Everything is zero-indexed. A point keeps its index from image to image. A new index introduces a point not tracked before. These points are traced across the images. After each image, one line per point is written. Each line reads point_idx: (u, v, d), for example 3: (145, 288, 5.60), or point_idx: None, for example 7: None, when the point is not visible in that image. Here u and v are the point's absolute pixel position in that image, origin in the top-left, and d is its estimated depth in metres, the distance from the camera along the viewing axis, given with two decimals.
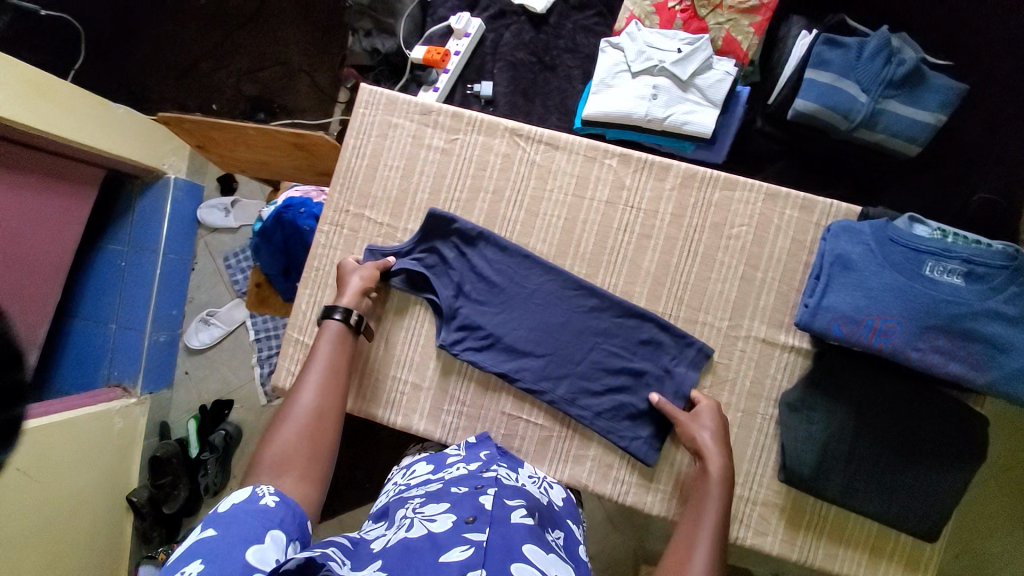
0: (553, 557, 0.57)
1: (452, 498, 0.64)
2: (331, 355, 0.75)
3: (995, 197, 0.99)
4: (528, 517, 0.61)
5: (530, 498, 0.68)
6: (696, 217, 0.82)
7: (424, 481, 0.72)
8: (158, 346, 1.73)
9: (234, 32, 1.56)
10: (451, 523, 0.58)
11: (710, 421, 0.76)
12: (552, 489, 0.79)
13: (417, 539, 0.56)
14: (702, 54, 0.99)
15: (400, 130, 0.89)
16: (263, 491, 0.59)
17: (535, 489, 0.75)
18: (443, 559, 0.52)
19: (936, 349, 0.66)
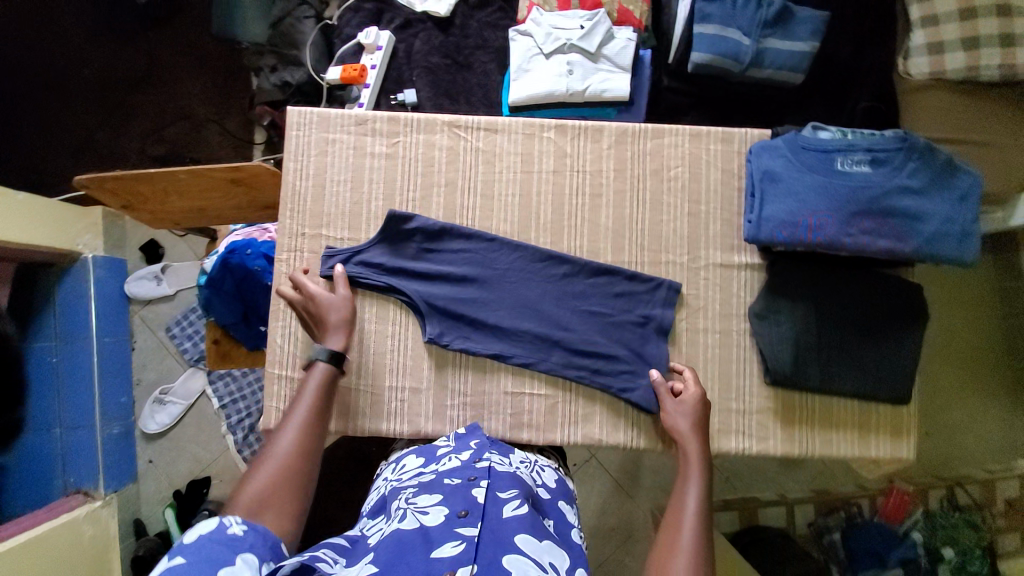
0: (546, 542, 0.57)
1: (446, 491, 0.63)
2: (317, 397, 0.72)
3: (874, 104, 1.13)
4: (522, 506, 0.61)
5: (525, 485, 0.68)
6: (637, 167, 0.89)
7: (416, 474, 0.71)
8: (113, 439, 1.59)
9: (125, 93, 1.47)
10: (444, 517, 0.57)
11: (695, 404, 0.79)
12: (545, 471, 0.80)
13: (408, 532, 0.56)
14: (602, 27, 1.07)
15: (339, 144, 0.90)
16: (231, 520, 0.54)
17: (528, 473, 0.74)
18: (434, 555, 0.52)
19: (865, 232, 0.76)
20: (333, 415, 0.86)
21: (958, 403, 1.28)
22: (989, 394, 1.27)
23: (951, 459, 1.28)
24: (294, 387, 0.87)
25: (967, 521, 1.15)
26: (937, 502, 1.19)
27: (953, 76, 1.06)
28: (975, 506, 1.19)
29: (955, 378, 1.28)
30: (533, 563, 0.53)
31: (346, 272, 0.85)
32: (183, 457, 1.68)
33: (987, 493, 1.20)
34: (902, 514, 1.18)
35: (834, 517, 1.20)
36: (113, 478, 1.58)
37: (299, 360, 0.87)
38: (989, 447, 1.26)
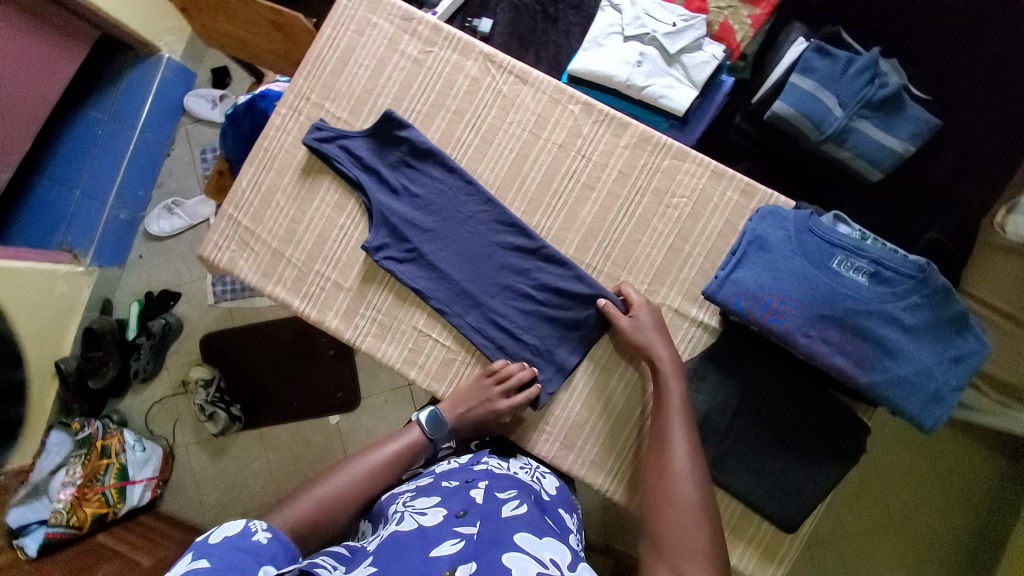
0: (546, 541, 0.58)
1: (442, 493, 0.67)
2: (393, 459, 0.75)
3: (947, 239, 1.03)
4: (518, 508, 0.64)
5: (522, 487, 0.71)
6: (642, 179, 0.83)
7: (414, 477, 0.75)
8: (115, 221, 1.74)
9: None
10: (441, 517, 0.61)
11: (648, 315, 0.78)
12: (546, 480, 0.79)
13: (407, 531, 0.59)
14: (694, 32, 0.99)
15: (378, 31, 0.89)
16: (256, 527, 0.58)
17: (526, 476, 0.75)
18: (434, 553, 0.54)
19: (826, 343, 0.68)
20: (258, 271, 0.89)
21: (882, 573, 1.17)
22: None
23: None
24: (237, 231, 0.90)
25: None
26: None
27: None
28: None
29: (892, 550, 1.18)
30: (533, 559, 0.54)
31: (328, 151, 0.86)
32: (167, 266, 1.80)
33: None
34: None
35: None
36: (103, 254, 1.74)
37: (252, 208, 0.90)
38: None
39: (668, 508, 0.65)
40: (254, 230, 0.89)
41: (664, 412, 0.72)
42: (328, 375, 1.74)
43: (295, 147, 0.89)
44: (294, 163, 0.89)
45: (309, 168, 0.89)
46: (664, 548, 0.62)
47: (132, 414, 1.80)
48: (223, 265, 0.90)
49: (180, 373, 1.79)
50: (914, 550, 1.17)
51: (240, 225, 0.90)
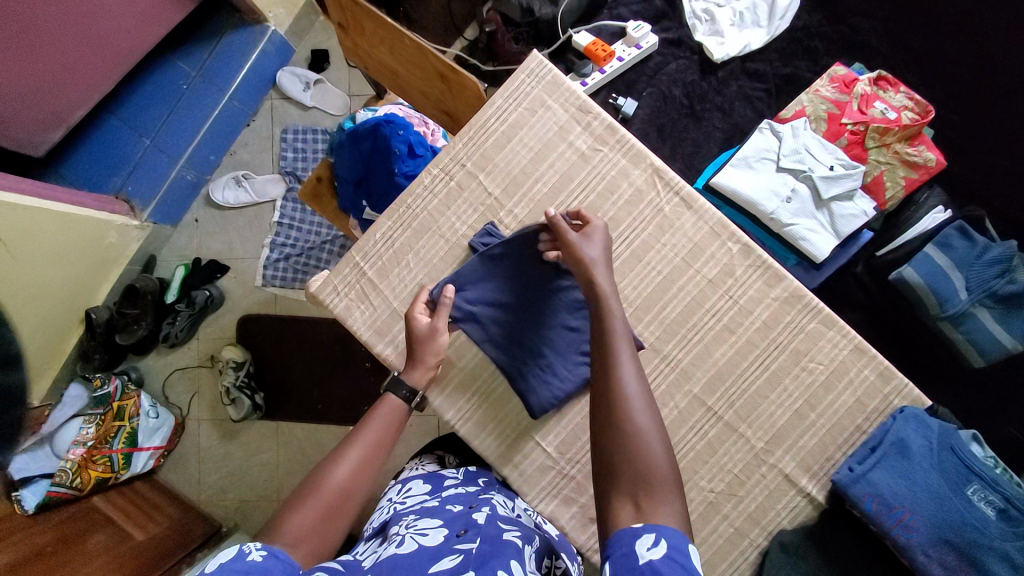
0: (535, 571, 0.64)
1: (445, 517, 0.73)
2: (381, 432, 0.71)
3: (1020, 436, 1.05)
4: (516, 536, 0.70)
5: (522, 524, 0.76)
6: (783, 336, 0.82)
7: (421, 500, 0.82)
8: (181, 181, 1.68)
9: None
10: (442, 538, 0.67)
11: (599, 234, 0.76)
12: (543, 524, 0.85)
13: (409, 550, 0.64)
14: (850, 182, 0.97)
15: (550, 114, 0.86)
16: (249, 547, 0.55)
17: (528, 520, 0.81)
18: (434, 571, 0.59)
19: (945, 568, 0.68)
20: (374, 327, 0.86)
21: None
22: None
23: None
24: (359, 282, 0.86)
25: None
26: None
27: None
28: None
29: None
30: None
31: (489, 259, 0.82)
32: (220, 236, 1.74)
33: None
34: None
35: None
36: (160, 211, 1.68)
37: (381, 262, 0.86)
38: None
39: (618, 438, 0.60)
40: (378, 285, 0.86)
41: (608, 350, 0.66)
42: (360, 386, 1.68)
43: (438, 211, 0.86)
44: (434, 227, 0.86)
45: (448, 237, 0.86)
46: (618, 481, 0.58)
47: (151, 377, 1.74)
48: (337, 311, 0.87)
49: (210, 347, 1.73)
50: None
51: (364, 276, 0.86)
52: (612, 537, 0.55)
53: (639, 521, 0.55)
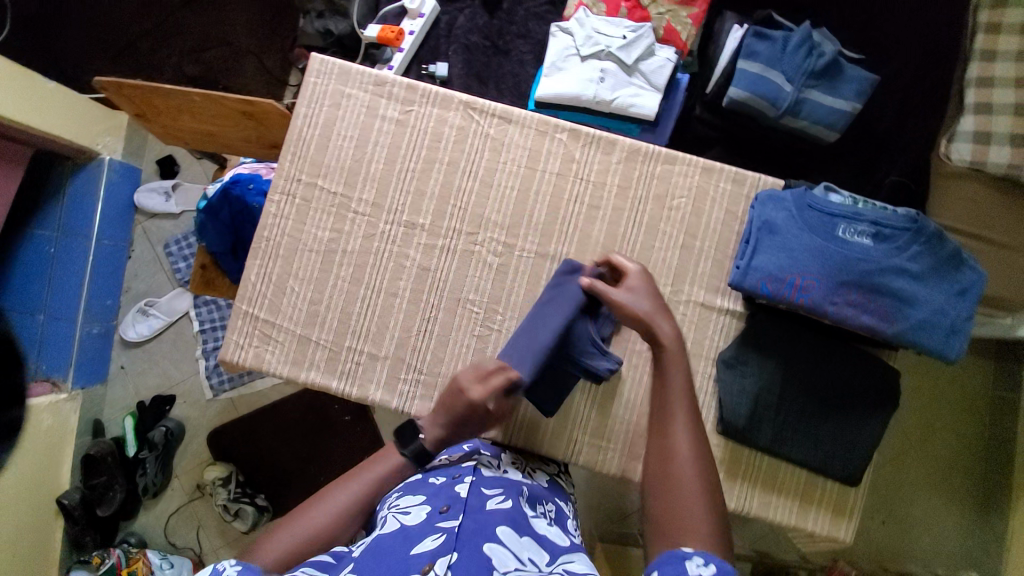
0: (525, 539, 0.62)
1: (428, 491, 0.69)
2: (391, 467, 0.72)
3: (904, 179, 1.13)
4: (504, 500, 0.67)
5: (508, 483, 0.73)
6: (641, 188, 0.88)
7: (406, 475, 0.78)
8: (91, 337, 1.60)
9: (175, 11, 1.52)
10: (425, 516, 0.63)
11: (640, 282, 0.75)
12: (534, 472, 0.83)
13: (390, 533, 0.60)
14: (645, 41, 1.05)
15: (353, 101, 0.90)
16: (227, 564, 0.55)
17: (518, 472, 0.79)
18: (416, 551, 0.57)
19: (852, 304, 0.73)
20: (288, 358, 0.87)
21: (920, 500, 1.46)
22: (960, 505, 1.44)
23: (901, 554, 1.45)
24: (256, 326, 0.88)
25: None
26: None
27: (993, 170, 1.06)
28: None
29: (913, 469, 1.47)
30: (512, 554, 0.57)
31: (423, 267, 0.88)
32: (153, 370, 1.68)
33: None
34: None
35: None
36: (83, 375, 1.58)
37: (267, 300, 0.88)
38: (938, 548, 1.44)
39: (663, 475, 0.61)
40: (275, 321, 0.87)
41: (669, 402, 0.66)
42: (349, 441, 1.63)
43: (298, 230, 0.88)
44: (301, 246, 0.88)
45: (316, 246, 0.88)
46: (665, 522, 0.58)
47: (151, 532, 1.61)
48: (250, 363, 0.88)
49: (193, 477, 1.65)
50: (941, 468, 1.45)
51: (258, 319, 0.88)
52: (659, 558, 0.54)
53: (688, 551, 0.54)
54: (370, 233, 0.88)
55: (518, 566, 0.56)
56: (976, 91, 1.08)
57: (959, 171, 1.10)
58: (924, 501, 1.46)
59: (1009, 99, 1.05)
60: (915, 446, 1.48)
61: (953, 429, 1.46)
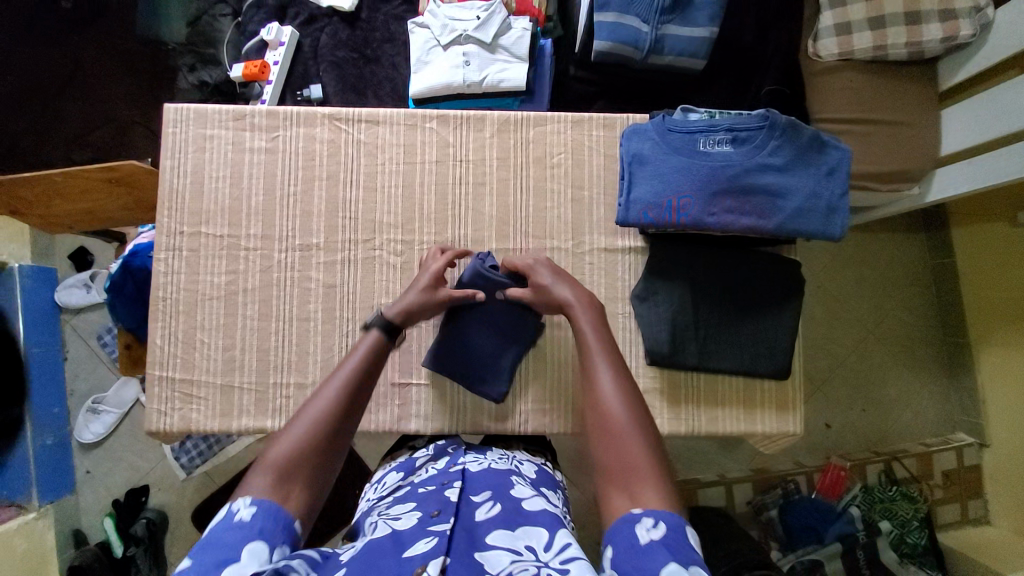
0: (524, 530, 0.58)
1: (417, 499, 0.66)
2: (365, 361, 0.66)
3: (778, 86, 1.18)
4: (496, 504, 0.64)
5: (499, 483, 0.70)
6: (521, 155, 0.90)
7: (393, 487, 0.75)
8: (47, 449, 1.51)
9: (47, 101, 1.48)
10: (417, 519, 0.60)
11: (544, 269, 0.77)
12: (524, 464, 0.82)
13: (382, 536, 0.57)
14: (498, 17, 1.07)
15: (217, 141, 0.88)
16: (238, 505, 0.51)
17: (505, 467, 0.77)
18: (408, 555, 0.52)
19: (727, 210, 0.76)
20: (218, 411, 0.86)
21: (891, 380, 1.58)
22: (924, 372, 1.58)
23: (888, 437, 1.56)
24: (176, 388, 0.86)
25: (902, 494, 1.38)
26: (875, 476, 1.44)
27: (861, 56, 1.14)
28: (910, 479, 1.44)
29: (878, 353, 1.59)
30: (507, 552, 0.54)
31: (328, 286, 0.86)
32: (118, 466, 1.59)
33: (924, 466, 1.45)
34: (840, 490, 1.41)
35: (772, 494, 1.43)
36: (49, 490, 1.49)
37: (179, 359, 0.86)
38: (917, 420, 1.57)
39: (604, 434, 0.58)
40: (193, 378, 0.86)
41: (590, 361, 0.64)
42: None
43: (194, 282, 0.87)
44: (200, 296, 0.86)
45: (216, 292, 0.86)
46: (608, 473, 0.55)
47: None
48: (178, 427, 0.86)
49: None
50: (898, 344, 1.59)
51: (176, 380, 0.86)
52: (609, 527, 0.52)
53: (639, 508, 0.52)
54: (267, 266, 0.87)
55: (515, 559, 0.52)
56: None
57: (831, 65, 1.18)
58: (894, 379, 1.58)
59: None
60: (872, 329, 1.60)
61: (900, 304, 1.59)
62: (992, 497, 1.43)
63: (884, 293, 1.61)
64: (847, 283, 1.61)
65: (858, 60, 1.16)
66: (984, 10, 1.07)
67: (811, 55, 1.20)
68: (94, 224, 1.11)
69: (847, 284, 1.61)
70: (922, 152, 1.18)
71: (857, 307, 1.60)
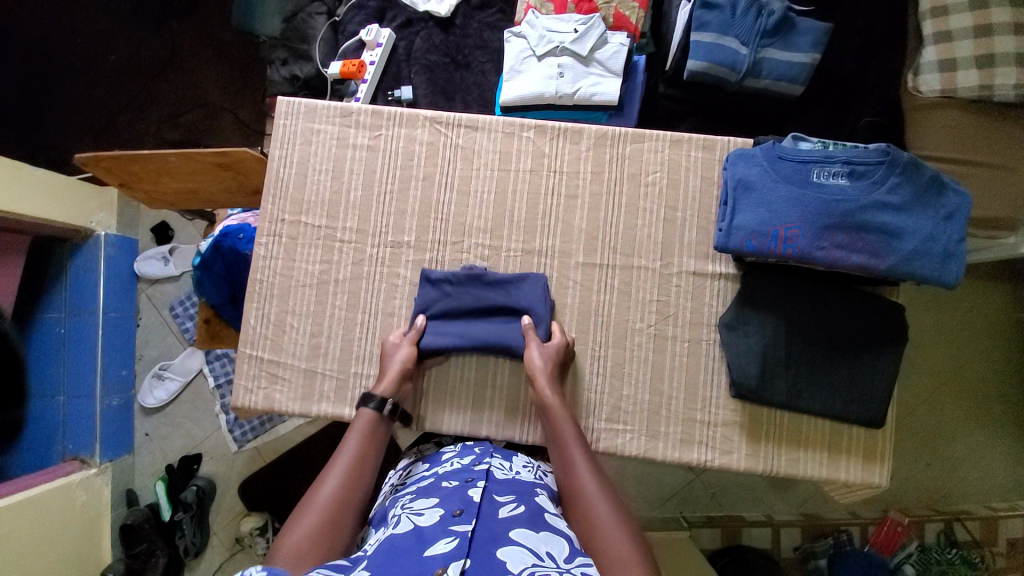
0: (544, 535, 0.60)
1: (441, 494, 0.67)
2: (364, 443, 0.70)
3: (879, 119, 1.13)
4: (517, 508, 0.65)
5: (523, 488, 0.70)
6: (615, 170, 0.89)
7: (415, 480, 0.76)
8: (113, 410, 1.58)
9: (148, 82, 1.57)
10: (439, 517, 0.61)
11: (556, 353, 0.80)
12: (547, 476, 0.82)
13: (404, 534, 0.59)
14: (596, 31, 1.08)
15: (323, 135, 0.92)
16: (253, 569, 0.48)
17: (530, 475, 0.77)
18: (429, 554, 0.54)
19: (845, 229, 0.73)
20: (298, 394, 0.88)
21: (962, 437, 1.48)
22: (998, 432, 1.48)
23: (950, 495, 1.46)
24: (263, 368, 0.90)
25: (961, 558, 1.35)
26: (934, 536, 1.40)
27: (966, 94, 1.07)
28: (972, 542, 1.41)
29: (950, 406, 1.49)
30: (529, 551, 0.55)
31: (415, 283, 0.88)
32: (177, 432, 1.65)
33: (988, 532, 1.42)
34: (894, 545, 1.38)
35: (823, 542, 1.40)
36: (111, 447, 1.56)
37: (270, 341, 0.90)
38: (987, 482, 1.46)
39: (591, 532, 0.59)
40: (280, 359, 0.89)
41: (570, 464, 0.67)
42: None
43: (289, 268, 0.90)
44: (294, 282, 0.90)
45: (309, 280, 0.89)
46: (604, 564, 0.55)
47: None
48: (261, 405, 0.90)
49: (230, 531, 1.59)
50: (974, 401, 1.49)
51: (264, 360, 0.90)
52: None
53: None
54: (360, 259, 0.89)
55: (536, 561, 0.53)
56: (932, 21, 1.09)
57: (932, 101, 1.11)
58: (965, 437, 1.48)
59: (967, 22, 1.05)
60: (945, 382, 1.50)
61: (979, 356, 1.49)
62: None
63: (961, 344, 1.51)
64: (924, 329, 1.51)
65: (961, 97, 1.09)
66: None
67: (909, 89, 1.13)
68: (191, 200, 1.16)
69: (917, 331, 1.52)
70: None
71: (932, 357, 1.51)
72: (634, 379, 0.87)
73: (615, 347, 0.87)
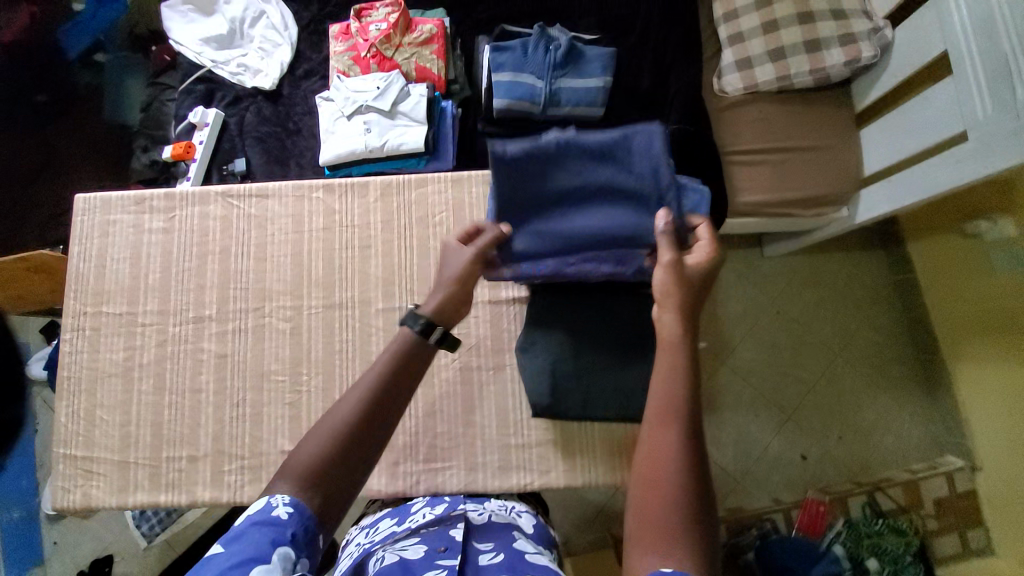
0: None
1: (422, 536, 0.69)
2: (388, 367, 0.60)
3: (680, 125, 1.21)
4: (495, 552, 0.66)
5: (500, 533, 0.71)
6: (404, 216, 0.93)
7: (390, 529, 0.76)
8: (11, 528, 1.54)
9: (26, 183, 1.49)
10: (423, 554, 0.64)
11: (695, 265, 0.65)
12: (523, 516, 0.81)
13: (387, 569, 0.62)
14: (396, 86, 1.14)
15: (120, 225, 0.94)
16: (276, 501, 0.54)
17: (504, 516, 0.78)
18: None
19: (593, 244, 0.77)
20: (115, 486, 0.87)
21: (868, 404, 1.48)
22: (901, 392, 1.48)
23: (870, 465, 1.45)
24: (79, 465, 0.88)
25: (890, 528, 1.25)
26: (859, 510, 1.30)
27: (767, 87, 1.22)
28: (898, 511, 1.29)
29: (848, 375, 1.50)
30: None
31: (219, 354, 0.89)
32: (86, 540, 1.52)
33: (911, 496, 1.30)
34: (820, 527, 1.30)
35: (746, 535, 1.32)
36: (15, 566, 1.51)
37: (85, 436, 0.89)
38: (902, 446, 1.45)
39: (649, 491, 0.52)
40: (93, 455, 0.88)
41: (654, 439, 0.54)
42: None
43: (95, 360, 0.91)
44: (102, 373, 0.90)
45: (118, 369, 0.90)
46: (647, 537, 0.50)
47: None
48: (81, 505, 0.88)
49: None
50: (872, 365, 1.50)
51: (79, 458, 0.88)
52: None
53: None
54: (164, 340, 0.90)
55: None
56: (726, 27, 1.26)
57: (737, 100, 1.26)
58: (872, 403, 1.48)
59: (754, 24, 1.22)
60: (838, 353, 1.52)
61: (867, 323, 1.53)
62: (993, 524, 1.24)
63: (849, 314, 1.54)
64: (806, 307, 1.56)
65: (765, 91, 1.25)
66: (882, 32, 1.16)
67: (717, 91, 1.27)
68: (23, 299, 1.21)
69: (799, 305, 1.56)
70: (842, 176, 1.24)
71: (821, 330, 1.54)
72: (449, 415, 0.87)
73: (425, 386, 0.88)
